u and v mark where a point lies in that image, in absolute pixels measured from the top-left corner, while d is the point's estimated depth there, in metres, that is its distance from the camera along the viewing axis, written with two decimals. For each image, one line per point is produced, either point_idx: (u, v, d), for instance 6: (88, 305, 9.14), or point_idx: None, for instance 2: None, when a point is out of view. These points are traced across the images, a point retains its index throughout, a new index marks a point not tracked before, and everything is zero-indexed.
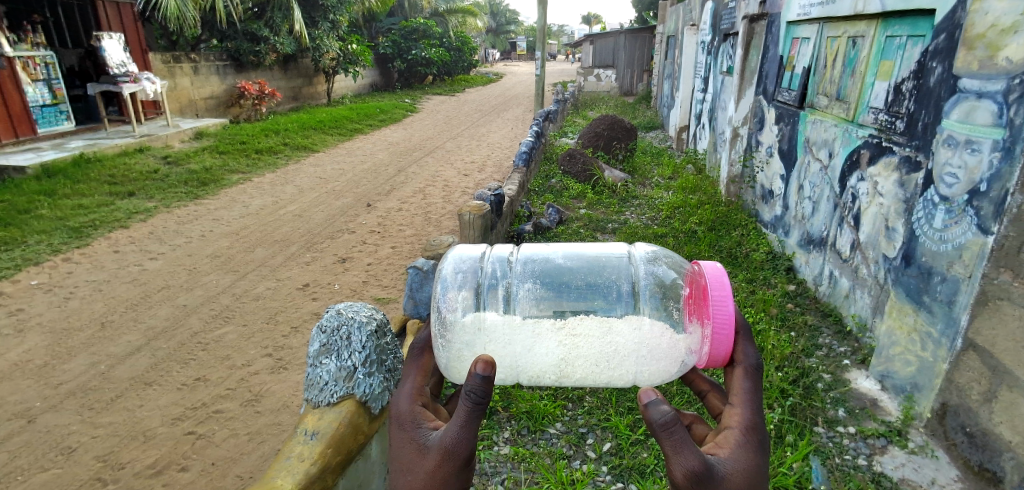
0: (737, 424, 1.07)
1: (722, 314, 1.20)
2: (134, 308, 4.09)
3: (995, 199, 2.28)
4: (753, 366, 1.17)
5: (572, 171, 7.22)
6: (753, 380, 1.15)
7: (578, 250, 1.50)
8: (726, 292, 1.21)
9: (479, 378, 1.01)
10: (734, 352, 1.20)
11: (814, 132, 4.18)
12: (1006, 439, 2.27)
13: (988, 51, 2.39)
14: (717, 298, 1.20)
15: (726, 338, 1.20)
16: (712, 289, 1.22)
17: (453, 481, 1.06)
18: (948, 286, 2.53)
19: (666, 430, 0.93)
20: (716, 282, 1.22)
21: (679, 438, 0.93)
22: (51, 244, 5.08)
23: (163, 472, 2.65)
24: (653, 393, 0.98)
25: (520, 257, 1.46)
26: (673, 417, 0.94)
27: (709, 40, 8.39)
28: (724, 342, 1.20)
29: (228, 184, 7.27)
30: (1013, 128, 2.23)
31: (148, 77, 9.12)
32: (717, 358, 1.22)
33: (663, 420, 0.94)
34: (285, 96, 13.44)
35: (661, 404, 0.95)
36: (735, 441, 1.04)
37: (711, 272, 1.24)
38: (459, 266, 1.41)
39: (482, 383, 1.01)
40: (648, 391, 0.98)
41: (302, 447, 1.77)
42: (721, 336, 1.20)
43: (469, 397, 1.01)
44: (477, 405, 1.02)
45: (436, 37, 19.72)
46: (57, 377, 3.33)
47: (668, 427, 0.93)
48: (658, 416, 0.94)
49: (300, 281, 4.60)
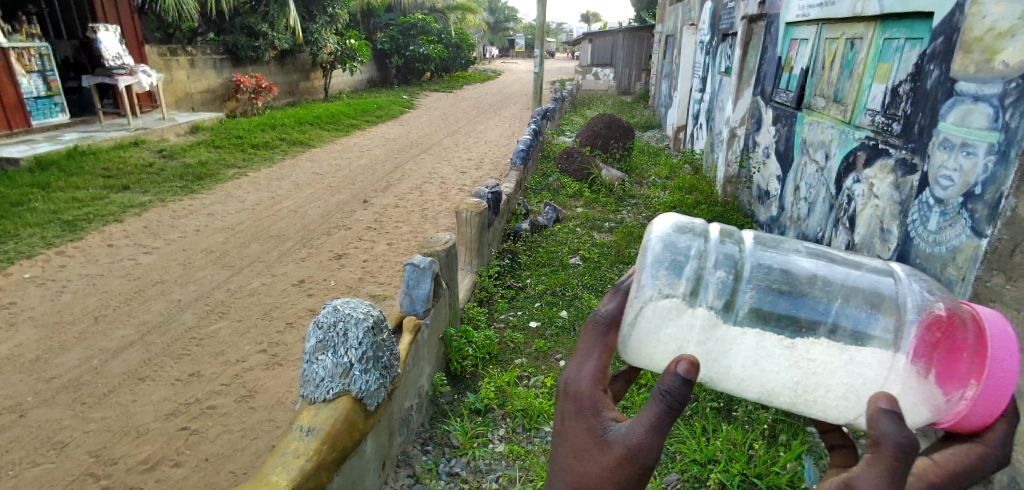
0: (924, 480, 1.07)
1: (1001, 373, 1.05)
2: (127, 303, 4.07)
3: (989, 202, 2.29)
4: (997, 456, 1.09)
5: (569, 169, 7.21)
6: (985, 464, 1.09)
7: (819, 261, 1.33)
8: (1010, 344, 1.07)
9: (680, 378, 1.02)
10: (984, 431, 1.10)
11: (810, 133, 4.19)
12: None
13: (985, 54, 2.40)
14: (996, 348, 1.06)
15: (988, 409, 1.07)
16: (989, 332, 1.08)
17: (635, 479, 1.08)
18: (942, 287, 2.54)
19: (890, 443, 1.00)
20: (998, 332, 1.08)
21: (894, 455, 0.99)
22: (43, 237, 5.04)
23: (156, 468, 2.64)
24: (890, 408, 1.05)
25: (752, 248, 1.31)
26: (908, 440, 1.00)
27: (708, 41, 8.41)
28: (986, 412, 1.07)
29: (224, 179, 7.23)
30: (1008, 132, 2.24)
31: (144, 69, 9.10)
32: (965, 424, 1.09)
33: (897, 438, 1.00)
34: (282, 90, 13.38)
35: (894, 421, 1.03)
36: None
37: (993, 317, 1.10)
38: (674, 237, 1.28)
39: (679, 382, 1.02)
40: (885, 403, 1.07)
41: (297, 443, 1.75)
42: (983, 406, 1.07)
43: (664, 398, 1.03)
44: (670, 409, 1.04)
45: (434, 33, 19.69)
46: (49, 371, 3.31)
47: (902, 448, 0.99)
48: (894, 433, 1.01)
49: (295, 277, 4.58)
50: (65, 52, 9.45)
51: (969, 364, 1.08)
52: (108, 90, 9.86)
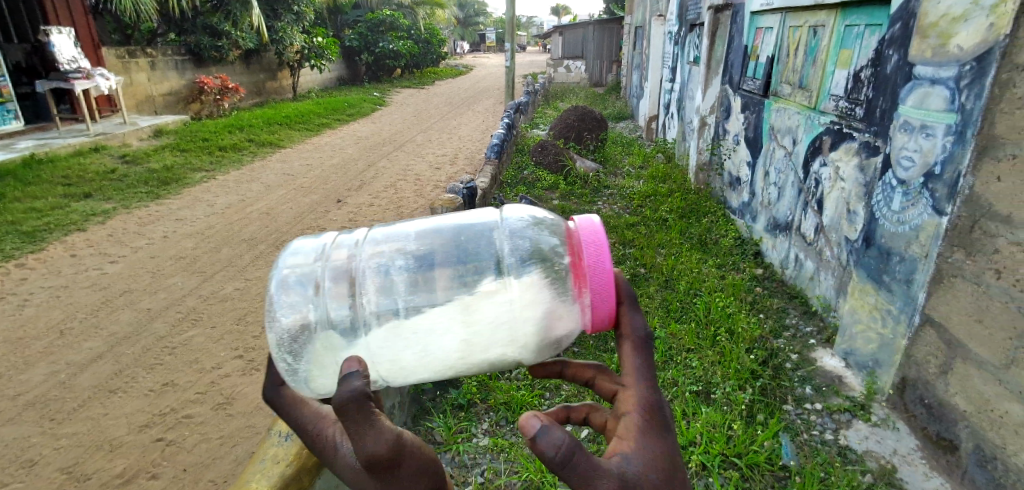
0: (635, 407, 0.91)
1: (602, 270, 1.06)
2: (95, 314, 3.95)
3: (948, 181, 2.37)
4: (642, 337, 1.00)
5: (544, 162, 7.22)
6: (648, 348, 0.99)
7: (441, 222, 1.32)
8: (600, 243, 1.10)
9: (351, 380, 0.91)
10: (619, 317, 1.04)
11: (778, 119, 4.27)
12: (961, 409, 2.37)
13: (940, 39, 2.47)
14: (590, 246, 1.09)
15: (607, 297, 1.05)
16: (582, 241, 1.11)
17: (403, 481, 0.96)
18: (906, 266, 2.62)
19: (564, 465, 0.78)
20: (592, 237, 1.10)
21: (575, 461, 0.78)
22: (1, 250, 4.85)
23: (132, 482, 2.58)
24: (539, 419, 0.80)
25: (369, 240, 1.27)
26: (571, 444, 0.79)
27: (676, 31, 8.49)
28: (606, 304, 1.05)
29: (191, 183, 7.06)
30: (964, 113, 2.31)
31: (102, 73, 8.80)
32: (600, 323, 1.06)
33: (560, 454, 0.78)
34: (249, 91, 13.10)
35: (552, 433, 0.79)
36: (638, 427, 0.89)
37: (586, 229, 1.12)
38: (294, 261, 1.22)
39: (354, 380, 0.91)
40: (529, 417, 0.81)
41: (276, 449, 1.78)
42: (601, 303, 1.05)
43: (344, 404, 0.89)
44: (360, 411, 0.89)
45: (403, 29, 19.51)
46: (14, 388, 3.20)
47: (568, 456, 0.78)
48: (549, 451, 0.78)
49: (270, 280, 4.50)
50: (16, 57, 8.94)
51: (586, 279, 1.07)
52: (64, 95, 9.52)
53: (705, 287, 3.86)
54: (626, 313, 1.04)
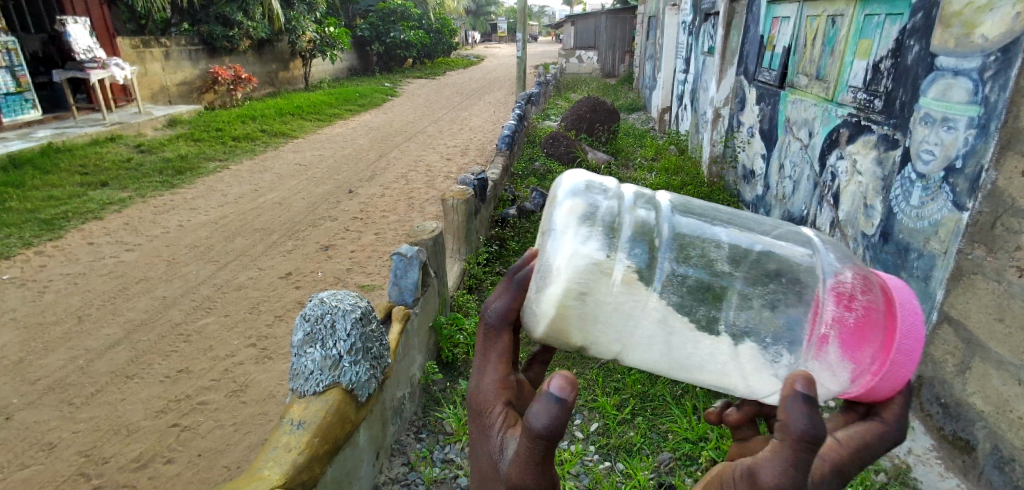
0: (831, 459, 0.88)
1: (910, 330, 0.90)
2: (111, 301, 4.01)
3: (970, 176, 2.32)
4: (893, 435, 0.92)
5: (555, 154, 7.16)
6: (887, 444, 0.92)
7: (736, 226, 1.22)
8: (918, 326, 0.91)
9: (553, 400, 0.75)
10: (886, 402, 0.94)
11: (794, 111, 4.21)
12: (979, 408, 2.33)
13: (964, 28, 2.41)
14: (903, 306, 0.92)
15: (901, 376, 0.91)
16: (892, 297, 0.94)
17: None
18: (925, 261, 2.58)
19: (801, 446, 0.76)
20: (907, 305, 0.92)
21: (806, 453, 0.76)
22: (21, 237, 4.93)
23: (148, 466, 2.62)
24: (808, 390, 0.79)
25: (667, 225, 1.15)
26: (820, 435, 0.76)
27: (690, 21, 8.38)
28: (900, 374, 0.91)
29: (205, 172, 7.12)
30: (988, 106, 2.26)
31: (117, 62, 8.87)
32: (873, 393, 0.93)
33: (808, 432, 0.76)
34: (261, 81, 13.14)
35: (810, 408, 0.77)
36: (819, 479, 0.85)
37: (901, 290, 0.94)
38: (580, 194, 1.09)
39: (558, 406, 0.75)
40: (800, 380, 0.80)
41: (288, 437, 1.77)
42: (895, 374, 0.90)
43: (541, 423, 0.76)
44: (543, 433, 0.77)
45: (414, 18, 19.51)
46: (34, 373, 3.26)
47: (816, 445, 0.76)
48: (801, 420, 0.76)
49: (281, 269, 4.54)
50: (33, 46, 9.13)
51: (882, 333, 0.91)
52: (80, 84, 9.61)
53: None
54: (897, 404, 0.93)
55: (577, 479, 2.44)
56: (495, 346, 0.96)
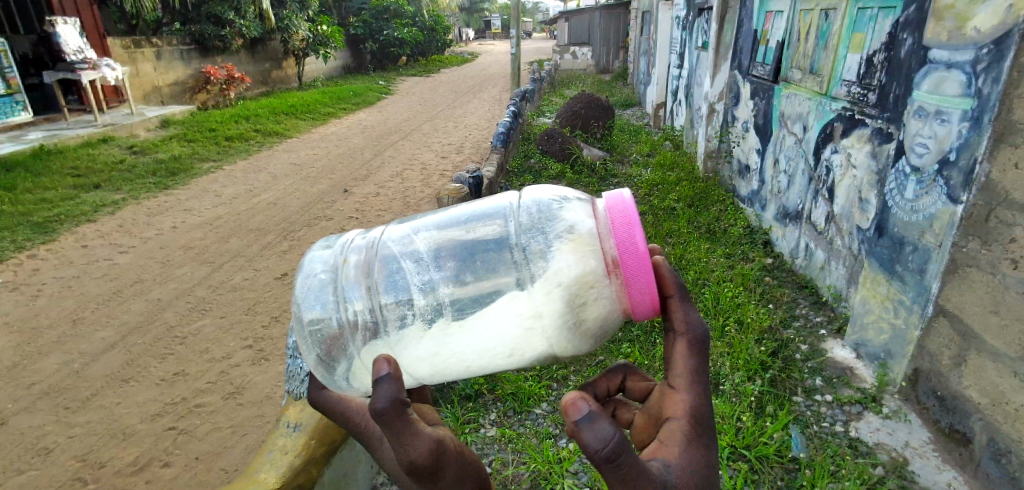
0: (681, 414, 0.91)
1: (630, 249, 0.97)
2: (106, 304, 3.99)
3: (964, 168, 2.33)
4: (700, 336, 0.97)
5: (550, 150, 7.14)
6: (701, 352, 0.97)
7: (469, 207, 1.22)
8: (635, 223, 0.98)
9: (384, 378, 0.91)
10: (665, 311, 0.99)
11: (788, 106, 4.21)
12: (975, 401, 2.34)
13: (956, 21, 2.41)
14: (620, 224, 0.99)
15: (646, 283, 0.97)
16: (610, 215, 1.00)
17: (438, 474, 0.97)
18: (920, 255, 2.59)
19: (611, 462, 0.75)
20: (625, 216, 0.99)
21: (627, 462, 0.75)
22: (14, 241, 4.89)
23: (145, 469, 2.61)
24: (588, 405, 0.77)
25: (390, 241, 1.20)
26: (620, 441, 0.75)
27: (683, 16, 8.38)
28: (646, 289, 0.97)
29: (199, 173, 7.08)
30: (980, 99, 2.26)
31: (108, 63, 8.81)
32: (642, 307, 0.99)
33: (604, 451, 0.74)
34: (254, 80, 13.06)
35: (599, 423, 0.75)
36: (682, 438, 0.89)
37: (620, 206, 1.00)
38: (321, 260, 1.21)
39: (389, 382, 0.91)
40: (576, 400, 0.78)
41: (285, 440, 1.78)
42: (639, 283, 0.97)
43: (382, 400, 0.90)
44: (398, 405, 0.92)
45: (408, 16, 19.45)
46: (29, 377, 3.24)
47: (619, 456, 0.75)
48: (596, 446, 0.74)
49: (278, 270, 4.52)
50: (24, 48, 9.06)
51: (625, 268, 0.97)
52: (71, 85, 9.55)
53: (714, 278, 3.81)
54: (676, 306, 0.99)
55: (575, 477, 2.44)
56: None
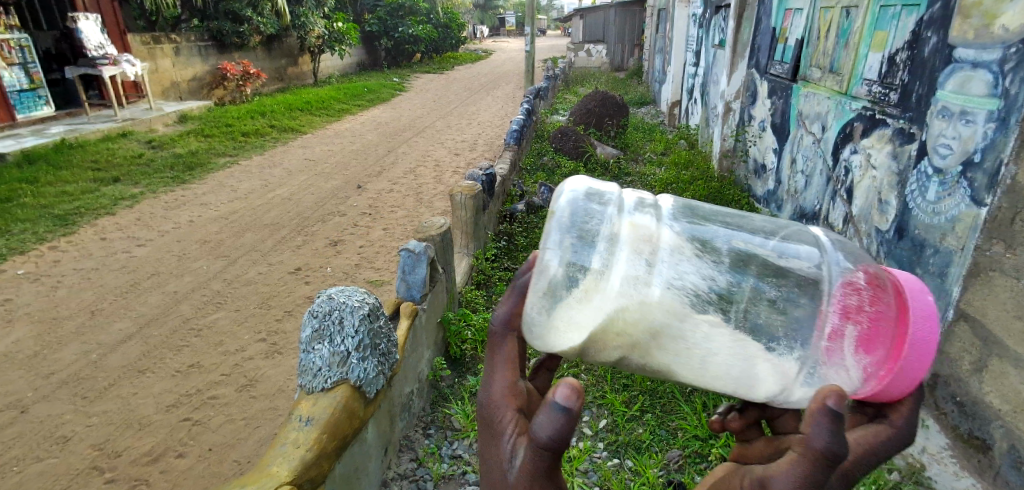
0: (842, 464, 0.87)
1: (922, 335, 0.88)
2: (123, 296, 4.04)
3: (989, 170, 2.27)
4: (903, 438, 0.91)
5: (564, 148, 7.12)
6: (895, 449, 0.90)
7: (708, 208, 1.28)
8: (927, 310, 0.90)
9: (559, 411, 0.76)
10: (895, 404, 0.92)
11: (807, 105, 4.15)
12: (996, 408, 2.29)
13: (984, 19, 2.35)
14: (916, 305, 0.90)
15: (914, 375, 0.89)
16: (902, 298, 0.92)
17: None
18: (941, 258, 2.53)
19: (820, 461, 0.76)
20: (922, 306, 0.90)
21: (823, 470, 0.77)
22: (35, 233, 4.98)
23: (160, 460, 2.64)
24: (836, 405, 0.78)
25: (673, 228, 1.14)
26: (840, 454, 0.76)
27: (701, 13, 8.30)
28: (915, 373, 0.88)
29: (215, 168, 7.16)
30: (1007, 98, 2.21)
31: (128, 58, 8.92)
32: (887, 392, 0.91)
33: (827, 447, 0.76)
34: (270, 76, 13.16)
35: (835, 427, 0.76)
36: (831, 481, 0.86)
37: (915, 291, 0.92)
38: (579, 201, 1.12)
39: (562, 417, 0.77)
40: (835, 393, 0.79)
41: (297, 433, 1.76)
42: (909, 370, 0.88)
43: (550, 431, 0.78)
44: (556, 440, 0.78)
45: (422, 13, 19.52)
46: (48, 366, 3.29)
47: (835, 461, 0.76)
48: (822, 437, 0.76)
49: (291, 264, 4.56)
50: (46, 43, 9.28)
51: (891, 342, 0.91)
52: (92, 80, 9.69)
53: None
54: (906, 407, 0.91)
55: (585, 476, 2.43)
56: (500, 352, 0.98)
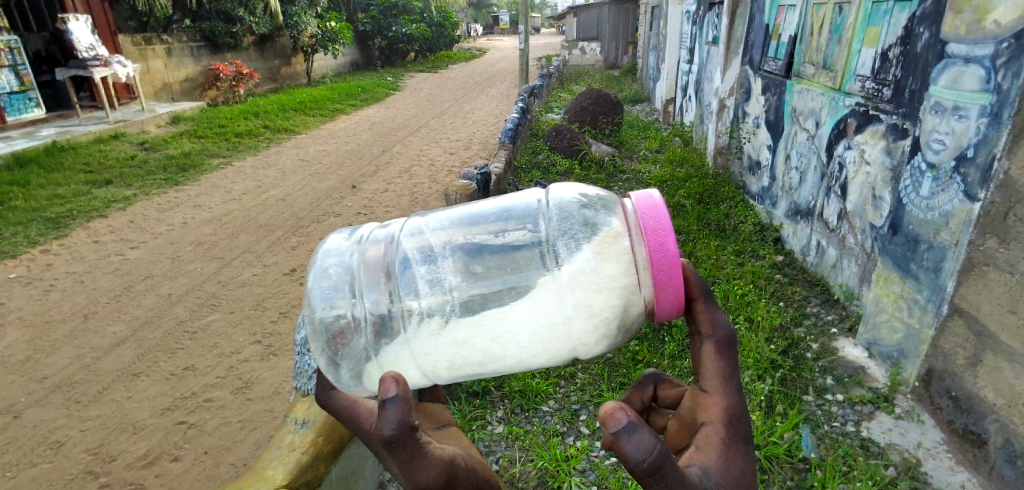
0: (717, 416, 0.90)
1: (664, 248, 0.95)
2: (117, 299, 4.01)
3: (981, 165, 2.28)
4: (726, 336, 0.96)
5: (559, 146, 7.11)
6: (729, 350, 0.95)
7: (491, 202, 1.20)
8: (663, 222, 0.97)
9: (389, 403, 0.85)
10: (691, 312, 0.99)
11: (801, 101, 4.16)
12: (991, 402, 2.30)
13: (976, 14, 2.36)
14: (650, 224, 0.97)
15: (675, 287, 0.97)
16: (644, 218, 0.99)
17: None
18: (935, 253, 2.54)
19: (654, 476, 0.73)
20: (654, 215, 0.98)
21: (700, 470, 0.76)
22: (27, 236, 4.94)
23: (155, 464, 2.63)
24: (626, 415, 0.74)
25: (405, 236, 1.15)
26: (661, 451, 0.73)
27: (694, 10, 8.31)
28: (673, 289, 0.97)
29: (208, 169, 7.12)
30: (999, 94, 2.21)
31: (119, 60, 8.86)
32: (666, 305, 0.98)
33: (649, 461, 0.72)
34: (263, 77, 13.09)
35: (640, 434, 0.73)
36: (718, 440, 0.87)
37: (650, 208, 0.99)
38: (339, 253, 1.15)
39: (395, 404, 0.85)
40: (615, 410, 0.74)
41: (292, 436, 1.78)
42: (668, 285, 0.96)
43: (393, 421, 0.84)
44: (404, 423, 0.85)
45: (416, 12, 19.49)
46: (41, 371, 3.27)
47: (660, 470, 0.73)
48: (636, 454, 0.72)
49: (287, 266, 4.54)
50: (36, 45, 9.08)
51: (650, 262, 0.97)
52: (83, 82, 9.62)
53: (725, 275, 3.78)
54: (701, 305, 0.99)
55: (583, 475, 2.43)
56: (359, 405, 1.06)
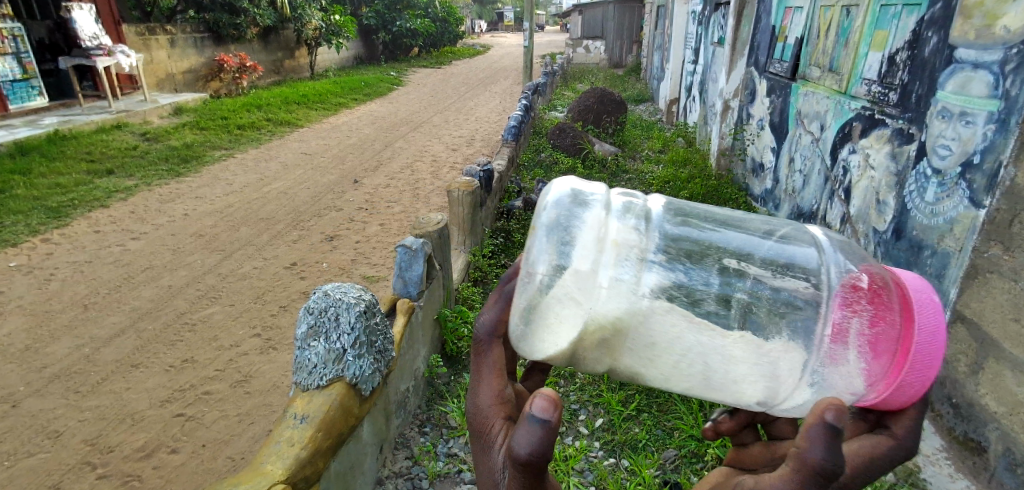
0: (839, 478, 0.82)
1: (929, 345, 0.82)
2: (116, 290, 4.00)
3: (988, 172, 2.27)
4: (905, 450, 0.85)
5: (562, 145, 7.10)
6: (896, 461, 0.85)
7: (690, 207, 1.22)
8: (938, 318, 0.84)
9: (535, 423, 0.71)
10: (897, 414, 0.87)
11: (805, 104, 4.15)
12: (992, 410, 2.29)
13: (986, 19, 2.34)
14: (923, 306, 0.85)
15: (918, 386, 0.83)
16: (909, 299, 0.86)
17: None
18: (939, 259, 2.53)
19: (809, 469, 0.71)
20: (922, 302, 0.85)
21: (815, 484, 0.72)
22: (28, 225, 4.94)
23: (153, 456, 2.62)
24: (833, 417, 0.72)
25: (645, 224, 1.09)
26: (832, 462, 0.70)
27: (700, 11, 8.27)
28: (915, 389, 0.83)
29: (210, 161, 7.11)
30: (1007, 100, 2.20)
31: (122, 49, 8.83)
32: (891, 402, 0.85)
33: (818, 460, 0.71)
34: (266, 69, 13.06)
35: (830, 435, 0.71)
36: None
37: (923, 291, 0.86)
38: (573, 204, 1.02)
39: (541, 430, 0.71)
40: (833, 410, 0.73)
41: (291, 431, 1.74)
42: (909, 386, 0.83)
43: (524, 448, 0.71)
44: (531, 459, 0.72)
45: (420, 7, 19.45)
46: (40, 360, 3.27)
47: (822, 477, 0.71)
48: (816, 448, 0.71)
49: (287, 259, 4.53)
50: (39, 33, 9.06)
51: (893, 353, 0.85)
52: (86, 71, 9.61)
53: None
54: (911, 418, 0.86)
55: (581, 475, 2.42)
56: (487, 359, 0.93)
